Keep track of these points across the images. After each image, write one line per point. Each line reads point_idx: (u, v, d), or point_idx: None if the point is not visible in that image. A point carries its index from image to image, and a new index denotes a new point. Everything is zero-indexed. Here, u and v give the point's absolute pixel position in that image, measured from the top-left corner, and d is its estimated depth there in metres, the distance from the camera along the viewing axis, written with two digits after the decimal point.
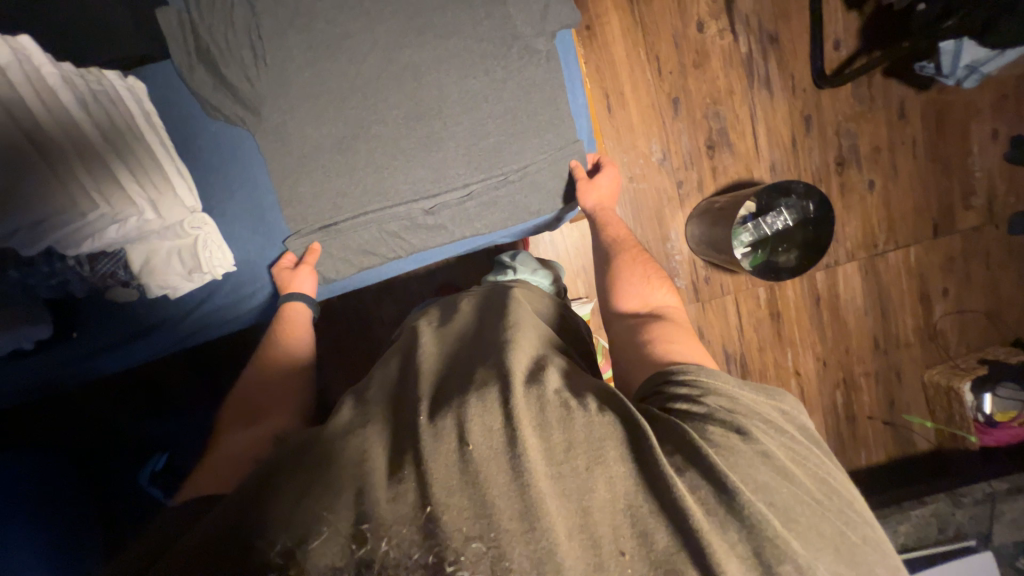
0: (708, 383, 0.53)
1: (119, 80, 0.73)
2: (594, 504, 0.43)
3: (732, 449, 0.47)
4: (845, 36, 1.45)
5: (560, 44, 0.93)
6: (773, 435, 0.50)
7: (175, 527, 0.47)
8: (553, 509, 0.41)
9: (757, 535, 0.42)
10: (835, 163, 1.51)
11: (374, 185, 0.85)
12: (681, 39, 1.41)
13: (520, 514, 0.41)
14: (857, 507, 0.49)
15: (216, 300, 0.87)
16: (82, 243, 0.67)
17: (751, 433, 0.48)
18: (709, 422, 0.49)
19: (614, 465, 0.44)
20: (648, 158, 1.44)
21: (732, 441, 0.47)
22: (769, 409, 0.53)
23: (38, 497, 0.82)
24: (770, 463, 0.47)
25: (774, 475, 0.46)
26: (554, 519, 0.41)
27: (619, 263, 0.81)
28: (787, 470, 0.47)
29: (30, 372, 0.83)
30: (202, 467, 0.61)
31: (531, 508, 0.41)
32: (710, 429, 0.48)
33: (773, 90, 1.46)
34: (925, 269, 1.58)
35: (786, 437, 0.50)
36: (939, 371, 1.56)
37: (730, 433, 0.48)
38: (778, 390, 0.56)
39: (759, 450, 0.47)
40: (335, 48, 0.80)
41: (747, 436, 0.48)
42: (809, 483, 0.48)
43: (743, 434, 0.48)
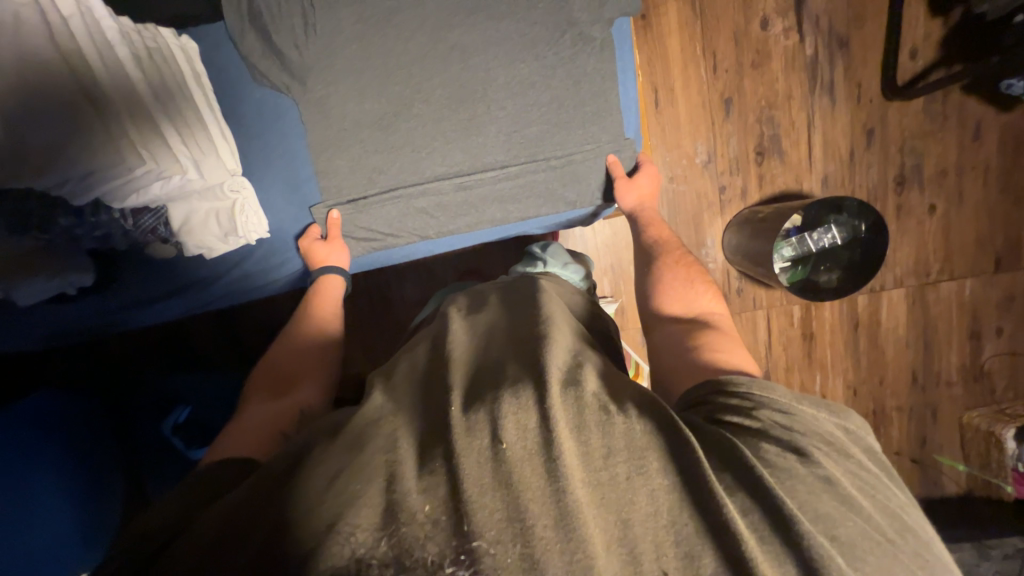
0: (761, 397, 0.52)
1: (173, 38, 0.74)
2: (635, 517, 0.41)
3: (796, 476, 0.45)
4: (924, 45, 1.34)
5: (618, 33, 0.88)
6: (837, 459, 0.47)
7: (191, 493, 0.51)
8: (590, 517, 0.40)
9: (813, 566, 0.39)
10: (894, 182, 1.41)
11: (410, 163, 0.85)
12: (742, 36, 1.33)
13: (556, 522, 0.39)
14: (938, 554, 0.45)
15: (246, 265, 0.89)
16: (126, 197, 0.68)
17: (811, 456, 0.46)
18: (764, 439, 0.48)
19: (656, 477, 0.43)
20: (692, 159, 1.38)
21: (790, 462, 0.46)
22: (831, 426, 0.51)
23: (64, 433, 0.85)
24: (834, 492, 0.44)
25: (840, 506, 0.44)
26: (592, 530, 0.39)
27: (659, 269, 0.80)
28: (851, 498, 0.44)
29: (71, 317, 0.87)
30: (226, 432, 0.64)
31: (566, 515, 0.39)
32: (764, 447, 0.47)
33: (835, 98, 1.37)
34: (979, 305, 1.47)
35: (852, 463, 0.48)
36: (981, 414, 1.46)
37: (787, 453, 0.46)
38: (844, 408, 0.54)
39: (820, 476, 0.45)
40: (384, 23, 0.79)
41: (808, 460, 0.46)
42: (878, 517, 0.45)
43: (803, 457, 0.46)
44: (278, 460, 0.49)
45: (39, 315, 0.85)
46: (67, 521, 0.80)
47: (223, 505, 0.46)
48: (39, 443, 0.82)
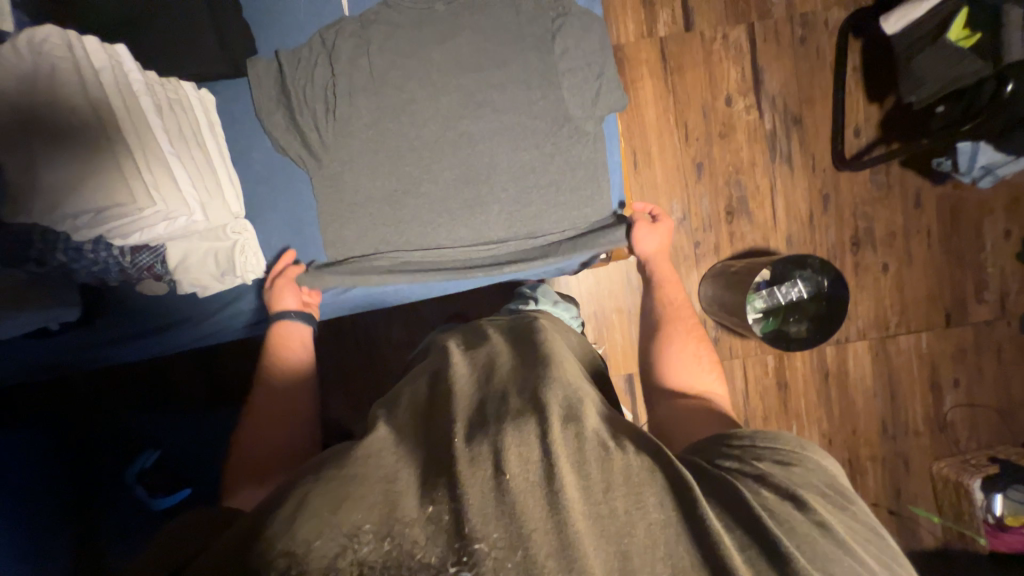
0: (766, 449, 0.55)
1: (193, 90, 0.79)
2: (634, 549, 0.44)
3: (791, 519, 0.47)
4: (865, 126, 1.52)
5: (607, 128, 0.97)
6: (832, 509, 0.50)
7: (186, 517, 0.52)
8: (590, 547, 0.42)
9: None
10: (850, 243, 1.55)
11: (410, 216, 0.88)
12: (709, 110, 1.49)
13: (558, 551, 0.41)
14: None
15: (240, 304, 0.90)
16: (130, 235, 0.69)
17: (806, 502, 0.49)
18: (764, 486, 0.50)
19: (653, 511, 0.45)
20: (668, 216, 1.49)
21: (789, 510, 0.48)
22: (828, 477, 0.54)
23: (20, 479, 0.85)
24: (830, 537, 0.47)
25: (838, 549, 0.46)
26: (591, 558, 0.42)
27: (667, 331, 0.84)
28: (846, 543, 0.47)
29: (45, 353, 0.84)
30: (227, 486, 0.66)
31: (567, 543, 0.42)
32: (764, 492, 0.50)
33: (793, 167, 1.53)
34: (936, 357, 1.57)
35: (844, 509, 0.51)
36: (948, 464, 1.51)
37: (785, 502, 0.49)
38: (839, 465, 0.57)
39: (819, 521, 0.48)
40: (400, 111, 0.85)
41: (805, 508, 0.48)
42: (871, 561, 0.47)
43: (799, 503, 0.49)
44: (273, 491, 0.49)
45: (13, 351, 0.82)
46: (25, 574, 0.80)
47: (220, 541, 0.46)
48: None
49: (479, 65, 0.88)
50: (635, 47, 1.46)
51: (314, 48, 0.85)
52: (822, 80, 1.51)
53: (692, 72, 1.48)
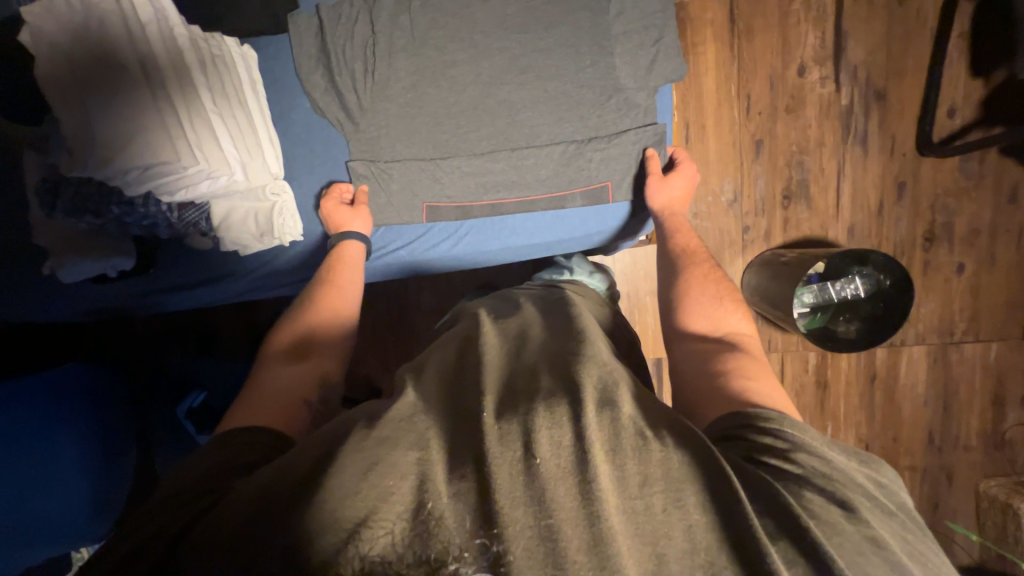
0: (796, 436, 0.53)
1: (235, 46, 0.78)
2: (670, 552, 0.43)
3: (840, 530, 0.45)
4: (963, 105, 1.33)
5: (661, 97, 0.89)
6: (878, 515, 0.48)
7: (217, 454, 0.54)
8: (625, 545, 0.42)
9: None
10: (922, 238, 1.40)
11: (446, 179, 0.86)
12: (777, 81, 1.35)
13: (592, 546, 0.41)
14: None
15: (279, 262, 0.92)
16: (175, 191, 0.71)
17: (855, 511, 0.47)
18: (808, 488, 0.48)
19: (693, 513, 0.44)
20: (718, 197, 1.39)
21: (835, 516, 0.46)
22: (869, 479, 0.52)
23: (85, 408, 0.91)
24: (881, 555, 0.45)
25: (887, 571, 0.44)
26: (626, 559, 0.41)
27: (688, 278, 0.80)
28: (899, 563, 0.45)
29: (106, 296, 0.91)
30: (241, 398, 0.65)
31: (600, 542, 0.41)
32: (808, 497, 0.47)
33: (868, 149, 1.37)
34: (1004, 370, 1.43)
35: (892, 522, 0.48)
36: (999, 484, 1.41)
37: (832, 506, 0.47)
38: (876, 460, 0.55)
39: (869, 536, 0.46)
40: (440, 75, 0.81)
41: (851, 516, 0.46)
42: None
43: (847, 511, 0.47)
44: (312, 440, 0.51)
45: (79, 293, 0.89)
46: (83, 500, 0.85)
47: (251, 481, 0.48)
48: (63, 419, 0.89)
49: (527, 27, 0.81)
50: (700, 5, 1.32)
51: (354, 4, 0.81)
52: (919, 48, 1.32)
53: (763, 35, 1.33)
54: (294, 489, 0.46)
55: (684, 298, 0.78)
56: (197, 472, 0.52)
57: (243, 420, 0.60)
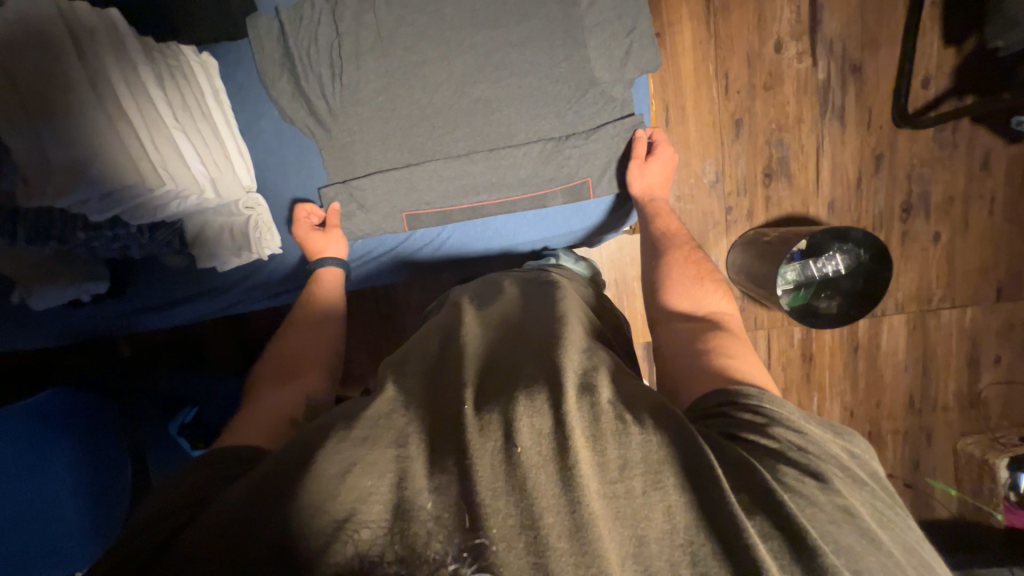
0: (773, 411, 0.54)
1: (193, 56, 0.75)
2: (651, 535, 0.43)
3: (815, 502, 0.46)
4: (936, 75, 1.34)
5: (637, 88, 0.88)
6: (853, 486, 0.49)
7: (199, 472, 0.53)
8: (606, 531, 0.42)
9: None
10: (900, 209, 1.42)
11: (422, 183, 0.84)
12: (754, 58, 1.33)
13: (570, 533, 0.41)
14: None
15: (260, 276, 0.91)
16: (148, 214, 0.70)
17: (832, 482, 0.47)
18: (786, 462, 0.49)
19: (671, 494, 0.44)
20: (700, 179, 1.39)
21: (809, 488, 0.47)
22: (843, 451, 0.52)
23: (70, 432, 0.93)
24: (857, 527, 0.45)
25: (859, 538, 0.44)
26: (607, 545, 0.41)
27: (668, 262, 0.80)
28: (869, 531, 0.45)
29: (83, 321, 0.89)
30: (233, 422, 0.63)
31: (581, 529, 0.41)
32: (787, 471, 0.48)
33: (845, 123, 1.37)
34: (979, 333, 1.48)
35: (868, 493, 0.49)
36: (975, 441, 1.48)
37: (807, 478, 0.47)
38: (849, 430, 0.56)
39: (842, 505, 0.46)
40: (410, 76, 0.79)
41: (828, 487, 0.47)
42: (896, 551, 0.45)
43: (822, 481, 0.47)
44: (290, 446, 0.50)
45: (52, 319, 0.86)
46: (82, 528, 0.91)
47: (236, 487, 0.48)
48: (49, 446, 0.91)
49: (498, 21, 0.79)
50: None
51: (316, 4, 0.78)
52: (893, 19, 1.31)
53: (738, 12, 1.31)
54: (270, 498, 0.45)
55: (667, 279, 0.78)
56: (175, 494, 0.50)
57: (232, 440, 0.58)
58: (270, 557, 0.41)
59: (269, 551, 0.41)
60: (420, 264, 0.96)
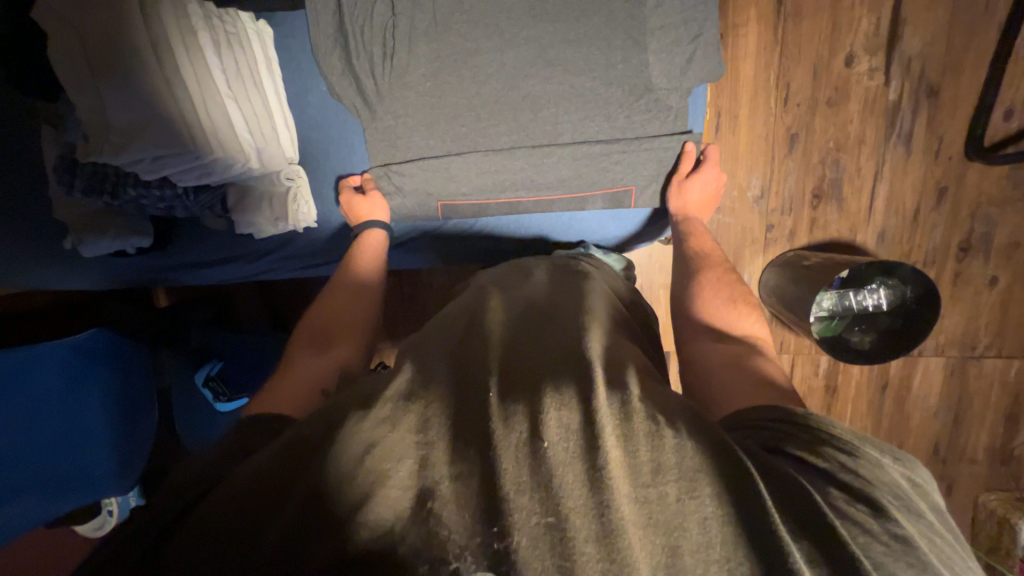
0: (820, 429, 0.51)
1: (250, 22, 0.75)
2: (685, 546, 0.41)
3: (867, 532, 0.42)
4: (1022, 107, 1.23)
5: (694, 98, 0.84)
6: (910, 517, 0.44)
7: (234, 438, 0.54)
8: (635, 538, 0.40)
9: None
10: (957, 248, 1.33)
11: (461, 173, 0.83)
12: (822, 70, 1.25)
13: (598, 537, 0.40)
14: None
15: (295, 246, 0.93)
16: (189, 176, 0.71)
17: (886, 512, 0.44)
18: (833, 487, 0.46)
19: (709, 505, 0.42)
20: (744, 192, 1.33)
21: (861, 515, 0.44)
22: (901, 479, 0.48)
23: (106, 370, 1.02)
24: (914, 558, 0.41)
25: (918, 575, 0.40)
26: (637, 552, 0.40)
27: (701, 281, 0.78)
28: (933, 566, 0.41)
29: (127, 270, 0.94)
30: (268, 385, 0.66)
31: (610, 533, 0.40)
32: (833, 493, 0.46)
33: (911, 150, 1.29)
34: (1022, 389, 1.39)
35: (924, 523, 0.44)
36: (1000, 499, 1.41)
37: (857, 504, 0.45)
38: (909, 457, 0.51)
39: (899, 536, 0.42)
40: (462, 63, 0.77)
41: (882, 516, 0.43)
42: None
43: (876, 511, 0.44)
44: (310, 418, 0.51)
45: (100, 266, 0.91)
46: (105, 466, 1.00)
47: (263, 454, 0.49)
48: (85, 382, 0.99)
49: (558, 15, 0.76)
50: None
51: None
52: (982, 42, 1.21)
53: (811, 20, 1.23)
54: (291, 471, 0.46)
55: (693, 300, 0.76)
56: (203, 460, 0.51)
57: (262, 408, 0.61)
58: (287, 536, 0.41)
59: (292, 521, 0.42)
60: (450, 249, 0.96)
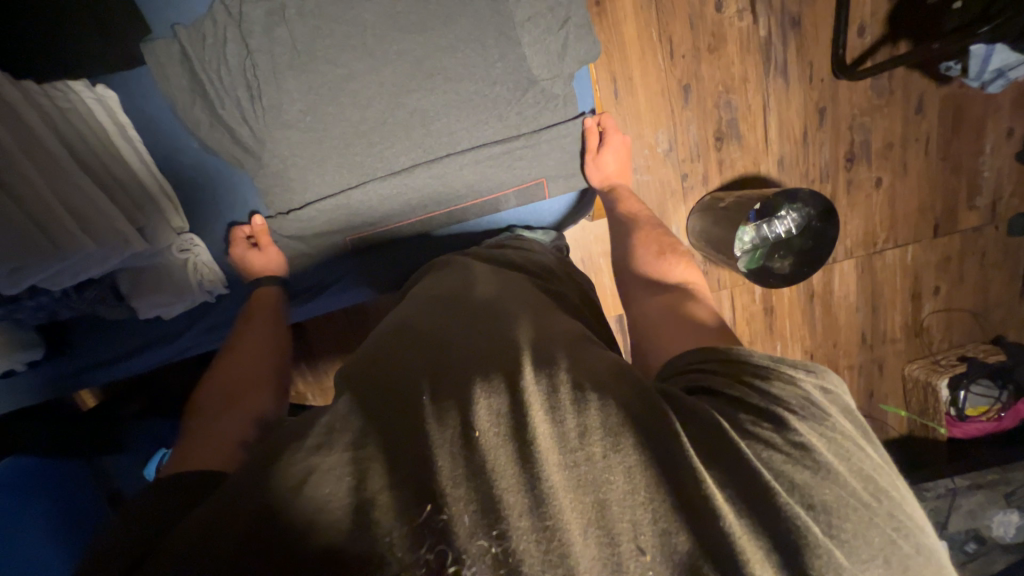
0: (734, 360, 0.51)
1: (86, 90, 0.68)
2: (612, 498, 0.40)
3: (770, 445, 0.43)
4: (871, 22, 1.35)
5: (578, 82, 0.85)
6: (818, 428, 0.45)
7: (154, 506, 0.47)
8: (566, 502, 0.39)
9: (788, 529, 0.39)
10: (844, 159, 1.47)
11: (365, 200, 0.80)
12: (697, 19, 1.31)
13: (530, 510, 0.39)
14: (921, 535, 0.42)
15: (210, 319, 0.86)
16: (65, 280, 0.65)
17: (789, 424, 0.44)
18: (742, 409, 0.46)
19: (632, 454, 0.42)
20: (654, 149, 1.39)
21: (767, 433, 0.44)
22: (810, 389, 0.48)
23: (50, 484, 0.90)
24: (815, 465, 0.42)
25: (812, 474, 0.42)
26: (569, 515, 0.39)
27: (636, 243, 0.81)
28: (823, 465, 0.42)
29: (20, 390, 0.82)
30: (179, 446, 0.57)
31: (541, 502, 0.39)
32: (742, 416, 0.45)
33: (789, 79, 1.38)
34: (919, 268, 1.58)
35: (827, 428, 0.45)
36: (920, 366, 1.61)
37: (762, 423, 0.45)
38: (822, 366, 0.51)
39: (797, 443, 0.43)
40: (337, 90, 0.73)
41: (783, 428, 0.44)
42: (853, 482, 0.42)
43: (780, 426, 0.44)
44: (243, 468, 0.45)
45: None
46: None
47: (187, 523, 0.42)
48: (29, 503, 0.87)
49: (426, 23, 0.73)
50: None
51: (216, 18, 0.69)
52: None
53: None
54: (209, 528, 0.40)
55: (632, 256, 0.79)
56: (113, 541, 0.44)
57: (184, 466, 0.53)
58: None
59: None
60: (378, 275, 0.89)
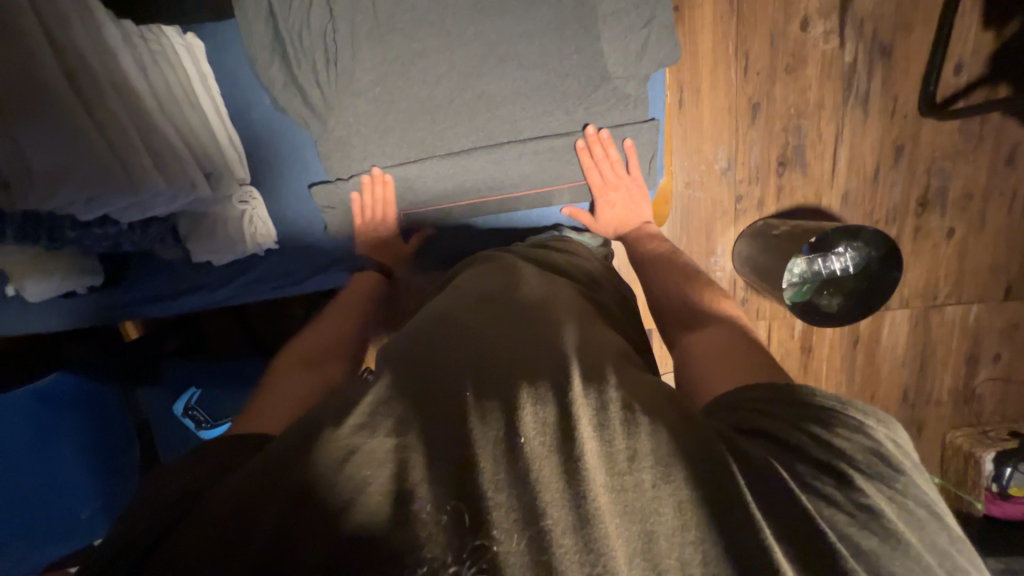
0: (800, 403, 0.48)
1: (177, 37, 0.72)
2: (660, 529, 0.39)
3: (831, 501, 0.43)
4: (970, 60, 1.25)
5: (652, 84, 0.83)
6: (887, 492, 0.43)
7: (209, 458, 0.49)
8: (612, 527, 0.39)
9: None
10: (916, 203, 1.37)
11: (420, 177, 0.81)
12: (779, 37, 1.25)
13: (575, 529, 0.38)
14: None
15: (255, 273, 0.89)
16: (132, 213, 0.68)
17: (853, 482, 0.43)
18: (799, 459, 0.45)
19: (682, 487, 0.41)
20: (711, 166, 1.34)
21: (828, 488, 0.43)
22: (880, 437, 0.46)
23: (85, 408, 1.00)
24: (879, 530, 0.41)
25: (879, 541, 0.41)
26: (614, 542, 0.38)
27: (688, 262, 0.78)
28: (889, 530, 0.41)
29: (77, 312, 0.88)
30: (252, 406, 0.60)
31: (587, 524, 0.38)
32: (801, 467, 0.44)
33: (869, 110, 1.30)
34: (981, 331, 1.47)
35: (898, 491, 0.43)
36: (965, 434, 1.50)
37: (824, 476, 0.44)
38: (891, 417, 0.48)
39: (863, 503, 0.42)
40: (409, 64, 0.75)
41: (846, 484, 0.43)
42: (923, 554, 0.41)
43: (842, 481, 0.43)
44: (282, 438, 0.46)
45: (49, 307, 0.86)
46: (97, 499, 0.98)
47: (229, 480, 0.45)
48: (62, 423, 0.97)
49: (503, 7, 0.74)
50: None
51: None
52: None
53: None
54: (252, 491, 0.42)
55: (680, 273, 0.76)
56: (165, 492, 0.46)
57: (252, 427, 0.55)
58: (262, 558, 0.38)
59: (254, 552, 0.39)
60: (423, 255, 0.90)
